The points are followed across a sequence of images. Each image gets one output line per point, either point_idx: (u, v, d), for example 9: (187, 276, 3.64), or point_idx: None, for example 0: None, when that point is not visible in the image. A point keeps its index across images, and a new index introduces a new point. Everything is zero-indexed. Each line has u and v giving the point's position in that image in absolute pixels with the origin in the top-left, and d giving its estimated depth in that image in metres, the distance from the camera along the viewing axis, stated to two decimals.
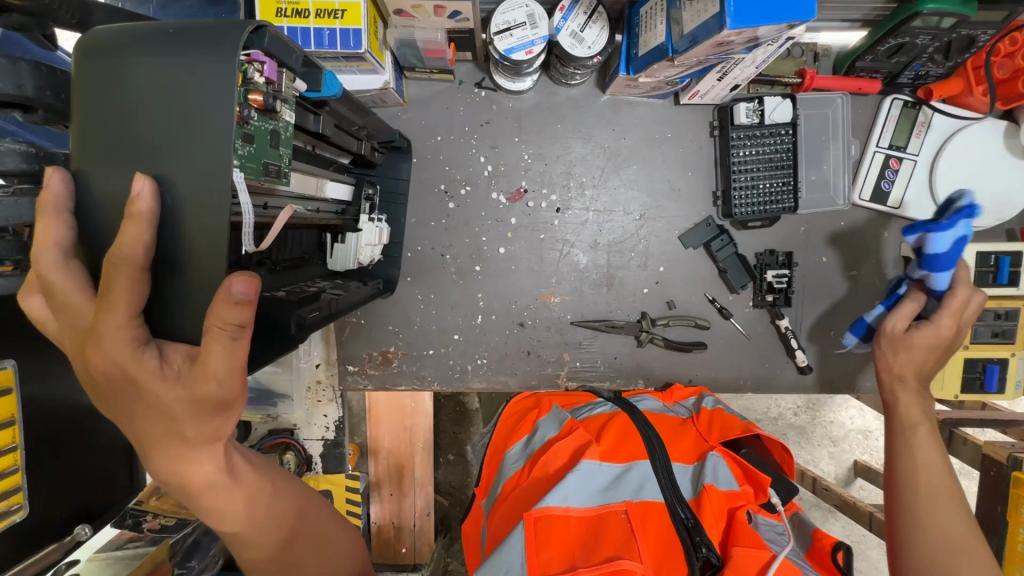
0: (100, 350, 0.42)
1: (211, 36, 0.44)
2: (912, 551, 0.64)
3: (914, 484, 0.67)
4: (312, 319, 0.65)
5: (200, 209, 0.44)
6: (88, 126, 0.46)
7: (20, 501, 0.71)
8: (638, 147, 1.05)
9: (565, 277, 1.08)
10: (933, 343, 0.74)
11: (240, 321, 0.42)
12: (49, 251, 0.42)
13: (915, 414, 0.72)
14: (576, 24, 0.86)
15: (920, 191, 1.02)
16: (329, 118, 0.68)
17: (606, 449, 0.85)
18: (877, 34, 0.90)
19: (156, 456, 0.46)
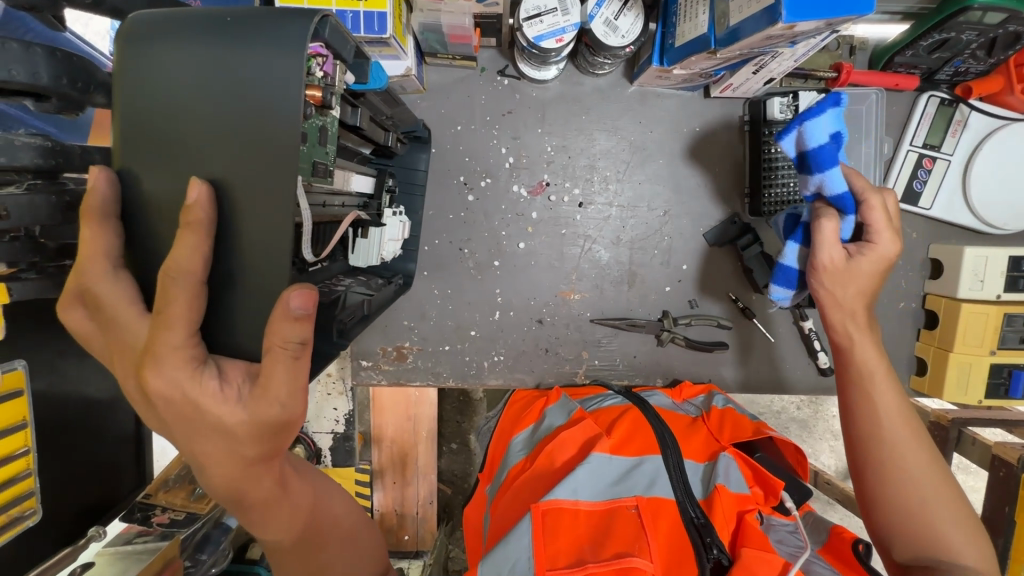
0: (159, 372, 0.40)
1: (266, 23, 0.41)
2: (886, 503, 0.65)
3: (878, 435, 0.67)
4: (347, 322, 0.68)
5: (250, 212, 0.42)
6: (128, 119, 0.43)
7: (33, 505, 0.69)
8: (664, 141, 1.02)
9: (585, 273, 1.05)
10: (877, 266, 0.69)
11: (303, 338, 0.40)
12: (96, 261, 0.41)
13: (866, 356, 0.70)
14: (610, 11, 0.82)
15: (951, 193, 1.00)
16: (365, 110, 0.66)
17: (617, 442, 0.83)
18: (921, 29, 0.86)
19: (213, 476, 0.44)
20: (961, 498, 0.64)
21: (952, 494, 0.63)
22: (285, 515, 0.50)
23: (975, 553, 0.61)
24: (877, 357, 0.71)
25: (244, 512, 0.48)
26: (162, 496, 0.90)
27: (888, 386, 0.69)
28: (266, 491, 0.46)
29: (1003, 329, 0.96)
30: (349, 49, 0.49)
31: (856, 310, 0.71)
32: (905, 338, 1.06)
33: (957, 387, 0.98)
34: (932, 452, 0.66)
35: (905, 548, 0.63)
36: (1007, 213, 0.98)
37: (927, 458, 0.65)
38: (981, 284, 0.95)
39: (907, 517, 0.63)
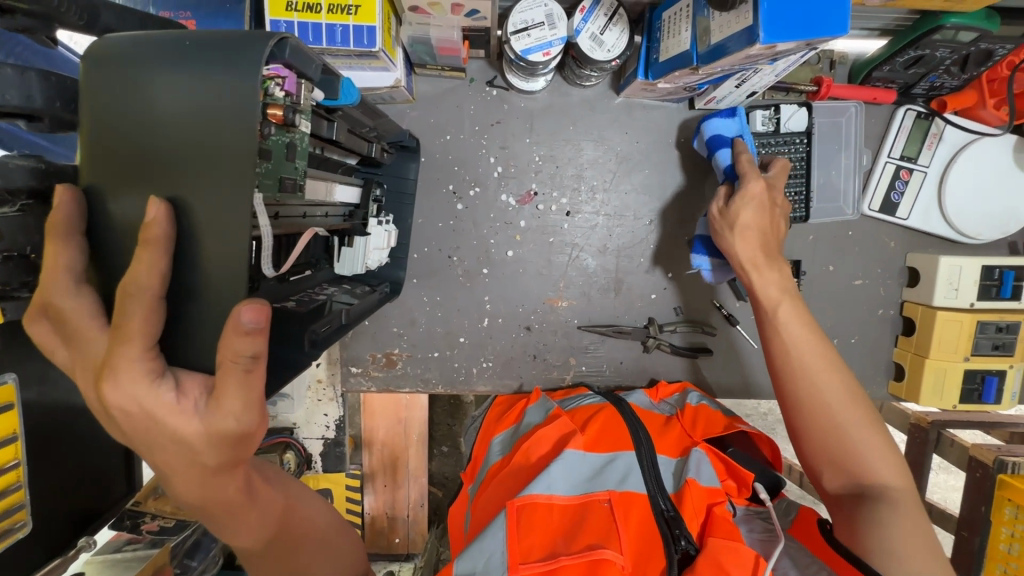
0: (117, 386, 0.42)
1: (233, 49, 0.43)
2: (803, 421, 0.74)
3: (787, 361, 0.76)
4: (322, 333, 0.67)
5: (210, 233, 0.44)
6: (101, 140, 0.45)
7: (24, 517, 0.70)
8: (650, 151, 1.04)
9: (573, 281, 1.07)
10: (753, 204, 0.85)
11: (254, 351, 0.42)
12: (59, 276, 0.43)
13: (776, 297, 0.80)
14: (596, 26, 0.83)
15: (927, 204, 1.03)
16: (342, 123, 0.67)
17: (590, 440, 0.87)
18: (897, 46, 0.88)
19: (177, 485, 0.47)
20: (873, 413, 0.72)
21: (856, 401, 0.72)
22: (256, 520, 0.54)
23: (885, 461, 0.68)
24: (785, 296, 0.80)
25: (212, 522, 0.51)
26: (151, 503, 0.94)
27: (797, 321, 0.78)
28: (233, 496, 0.50)
29: (977, 336, 0.99)
30: (313, 68, 0.51)
31: (755, 255, 0.84)
32: (884, 344, 1.09)
33: (932, 392, 1.02)
34: (841, 374, 0.74)
35: (828, 467, 0.71)
36: (982, 223, 1.01)
37: (834, 380, 0.73)
38: (955, 292, 0.98)
39: (819, 428, 0.72)
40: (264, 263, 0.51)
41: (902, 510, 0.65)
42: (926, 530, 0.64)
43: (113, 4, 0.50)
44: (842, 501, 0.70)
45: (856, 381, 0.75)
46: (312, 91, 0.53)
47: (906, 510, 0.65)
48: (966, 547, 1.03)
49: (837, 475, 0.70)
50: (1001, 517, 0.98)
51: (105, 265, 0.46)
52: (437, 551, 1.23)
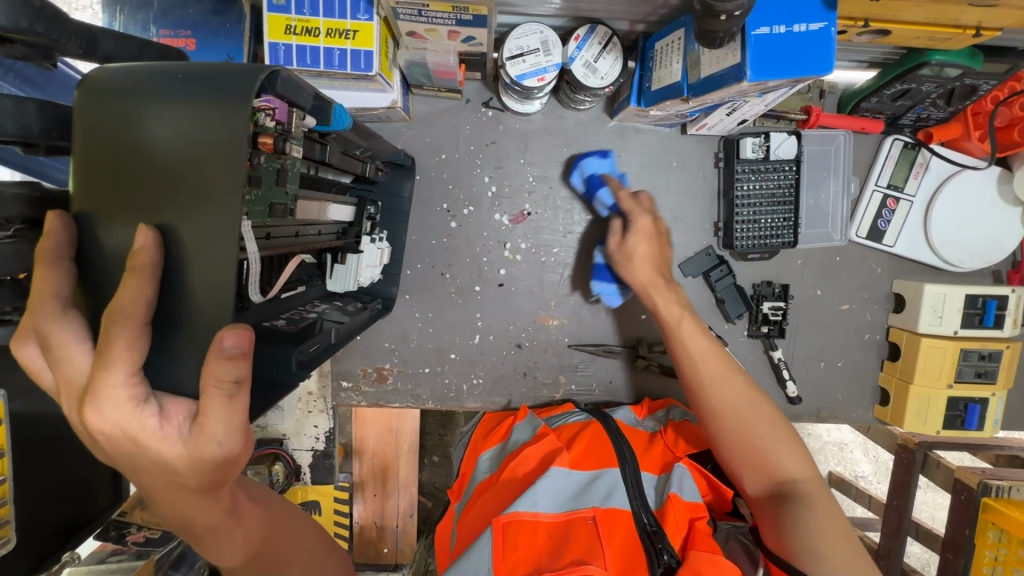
0: (99, 411, 0.42)
1: (227, 83, 0.45)
2: (715, 426, 0.78)
3: (696, 370, 0.82)
4: (312, 352, 0.65)
5: (194, 261, 0.45)
6: (97, 169, 0.46)
7: (7, 534, 0.71)
8: (643, 175, 1.05)
9: (564, 300, 1.08)
10: (647, 233, 0.94)
11: (237, 376, 0.44)
12: (46, 302, 0.43)
13: (677, 314, 0.87)
14: (590, 54, 0.84)
15: (913, 233, 1.05)
16: (334, 146, 0.69)
17: (576, 457, 0.87)
18: (884, 79, 0.90)
19: (163, 502, 0.48)
20: (774, 410, 0.78)
21: (760, 403, 0.77)
22: (240, 538, 0.55)
23: (793, 455, 0.73)
24: (684, 314, 0.87)
25: (195, 541, 0.53)
26: (138, 513, 0.95)
27: (697, 334, 0.85)
28: (214, 517, 0.51)
29: (960, 363, 1.00)
30: (308, 97, 0.53)
31: (653, 279, 0.92)
32: (870, 368, 1.11)
33: (916, 418, 1.02)
34: (738, 378, 0.81)
35: (746, 468, 0.75)
36: (965, 252, 1.03)
37: (734, 384, 0.80)
38: (939, 319, 1.00)
39: (729, 431, 0.77)
40: (251, 287, 0.52)
41: (814, 496, 0.68)
42: (836, 511, 0.68)
43: (112, 31, 0.51)
44: (764, 500, 0.73)
45: (754, 383, 0.82)
46: (304, 117, 0.55)
47: (818, 496, 0.69)
48: (951, 569, 1.04)
49: (755, 474, 0.74)
50: (985, 540, 0.99)
51: (95, 291, 0.46)
52: (426, 562, 1.24)
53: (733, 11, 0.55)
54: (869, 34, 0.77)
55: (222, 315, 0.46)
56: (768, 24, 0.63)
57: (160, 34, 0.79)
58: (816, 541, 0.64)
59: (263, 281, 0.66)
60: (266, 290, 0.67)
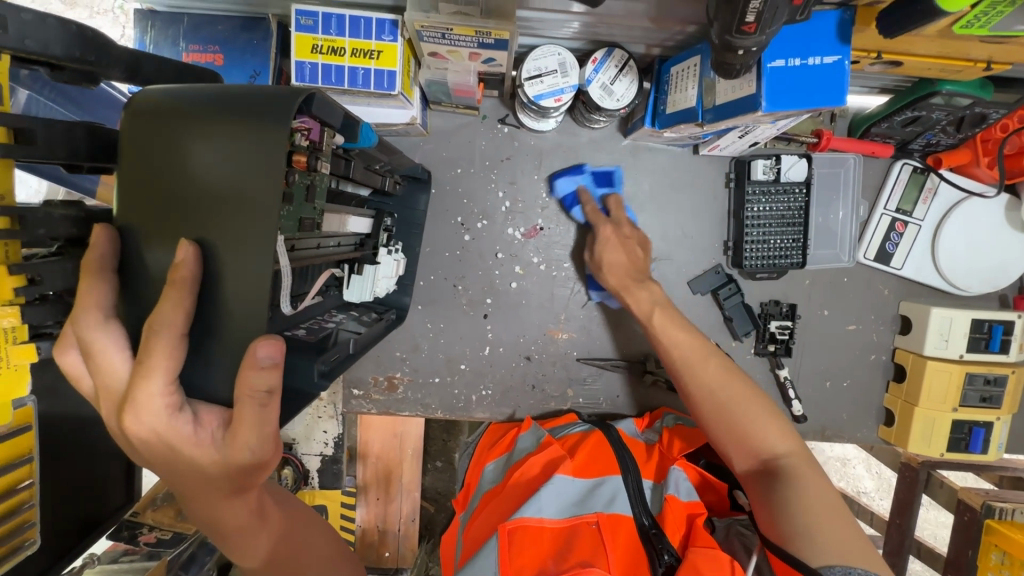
0: (137, 418, 0.45)
1: (265, 104, 0.46)
2: (701, 411, 0.82)
3: (675, 360, 0.86)
4: (331, 363, 0.66)
5: (231, 277, 0.46)
6: (142, 187, 0.47)
7: (34, 535, 0.68)
8: (654, 193, 1.07)
9: (574, 314, 1.10)
10: (610, 241, 0.97)
11: (268, 387, 0.45)
12: (89, 312, 0.45)
13: (647, 309, 0.91)
14: (607, 76, 0.86)
15: (921, 256, 1.06)
16: (358, 162, 0.70)
17: (579, 464, 0.89)
18: (896, 105, 0.91)
19: (195, 504, 0.51)
20: (754, 390, 0.81)
21: (739, 385, 0.81)
22: (263, 540, 0.57)
23: (774, 432, 0.76)
24: (655, 305, 0.91)
25: (222, 541, 0.55)
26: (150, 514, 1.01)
27: (672, 324, 0.88)
28: (242, 519, 0.54)
29: (965, 388, 1.01)
30: (338, 116, 0.54)
31: (625, 281, 0.95)
32: (876, 388, 1.12)
33: (921, 439, 1.03)
34: (719, 360, 0.84)
35: (735, 449, 0.78)
36: (972, 276, 1.05)
37: (715, 368, 0.83)
38: (945, 342, 1.01)
39: (716, 414, 0.80)
40: (283, 299, 0.53)
41: (803, 473, 0.71)
42: (826, 487, 0.70)
43: (152, 56, 0.53)
44: (755, 480, 0.74)
45: (735, 366, 0.85)
46: (334, 135, 0.56)
47: (806, 473, 0.71)
48: None
49: (742, 454, 0.77)
50: (987, 562, 1.00)
51: (133, 303, 0.48)
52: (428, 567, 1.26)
53: (749, 47, 0.56)
54: (882, 64, 0.78)
55: (249, 328, 0.46)
56: (783, 57, 0.65)
57: (190, 50, 0.82)
58: (807, 521, 0.65)
59: (294, 290, 0.67)
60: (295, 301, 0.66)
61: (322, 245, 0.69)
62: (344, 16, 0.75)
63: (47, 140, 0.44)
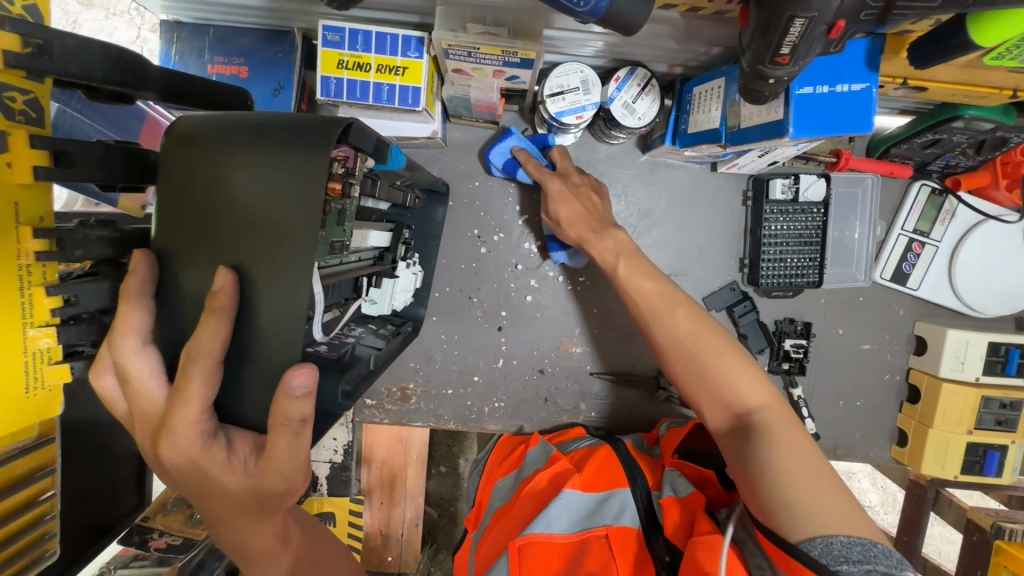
0: (174, 444, 0.46)
1: (308, 135, 0.46)
2: (673, 364, 0.81)
3: (643, 311, 0.85)
4: (354, 382, 0.66)
5: (266, 306, 0.46)
6: (182, 216, 0.48)
7: (54, 545, 0.69)
8: (671, 209, 1.07)
9: (588, 328, 1.10)
10: (563, 192, 0.93)
11: (303, 414, 0.45)
12: (128, 337, 0.45)
13: (613, 261, 0.89)
14: (629, 95, 0.86)
15: (937, 277, 1.06)
16: (383, 179, 0.71)
17: (586, 479, 0.87)
18: (916, 127, 0.90)
19: (225, 527, 0.52)
20: (726, 339, 0.79)
21: (709, 335, 0.79)
22: (288, 559, 0.58)
23: (744, 382, 0.74)
24: (620, 254, 0.89)
25: (246, 562, 0.56)
26: (159, 519, 1.00)
27: (641, 275, 0.86)
28: (268, 539, 0.55)
29: (980, 411, 1.01)
30: (371, 142, 0.53)
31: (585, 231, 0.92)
32: (889, 408, 1.12)
33: (934, 462, 1.03)
34: (688, 310, 0.82)
35: (708, 404, 0.76)
36: (987, 298, 1.05)
37: (683, 319, 0.81)
38: (961, 364, 1.01)
39: (687, 367, 0.79)
40: (315, 323, 0.53)
41: (773, 424, 0.69)
42: (798, 437, 0.68)
43: (189, 77, 0.53)
44: (728, 435, 0.73)
45: (705, 315, 0.83)
46: (365, 160, 0.56)
47: (777, 424, 0.69)
48: None
49: (714, 407, 0.76)
50: None
51: (167, 326, 0.48)
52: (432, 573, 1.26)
53: (782, 76, 0.56)
54: (906, 89, 0.78)
55: (281, 355, 0.46)
56: (812, 84, 0.65)
57: (214, 62, 0.83)
58: (773, 472, 0.64)
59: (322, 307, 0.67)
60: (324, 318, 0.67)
61: (344, 261, 0.68)
62: (370, 32, 0.75)
63: (86, 161, 0.44)
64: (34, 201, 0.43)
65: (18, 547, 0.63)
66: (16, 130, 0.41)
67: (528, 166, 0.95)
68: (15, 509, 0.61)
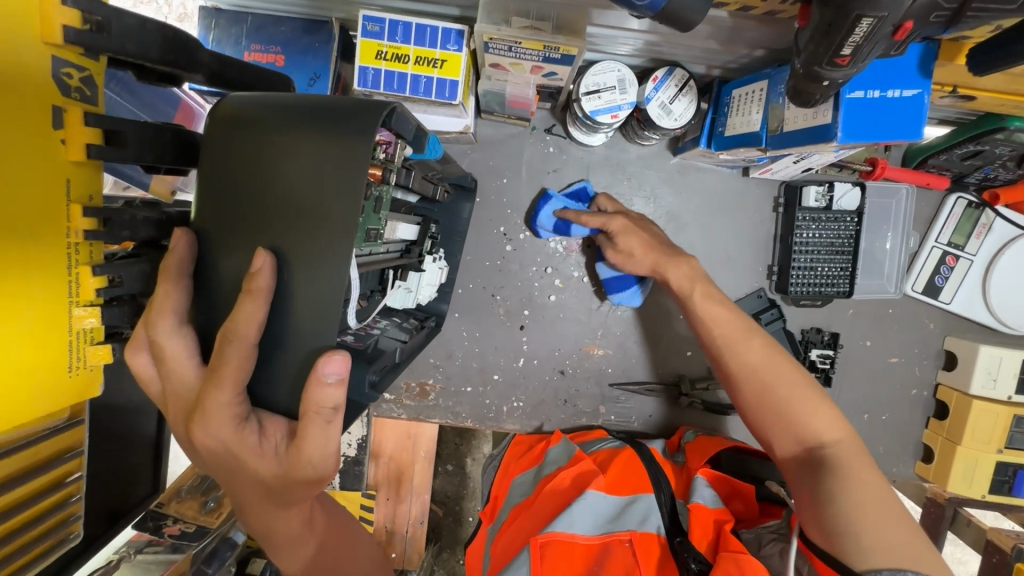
0: (206, 426, 0.44)
1: (353, 114, 0.44)
2: (741, 392, 0.78)
3: (712, 335, 0.82)
4: (383, 374, 0.65)
5: (305, 292, 0.44)
6: (223, 200, 0.47)
7: (77, 527, 0.69)
8: (700, 213, 1.05)
9: (611, 330, 1.09)
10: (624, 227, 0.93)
11: (335, 403, 0.44)
12: (164, 317, 0.44)
13: (687, 286, 0.87)
14: (666, 95, 0.85)
15: (971, 292, 1.04)
16: (418, 169, 0.69)
17: (612, 480, 0.87)
18: (957, 138, 0.88)
19: (251, 513, 0.51)
20: (799, 369, 0.76)
21: (786, 366, 0.76)
22: (310, 548, 0.58)
23: (821, 418, 0.71)
24: (696, 281, 0.86)
25: (269, 546, 0.56)
26: (173, 506, 0.98)
27: (713, 300, 0.84)
28: (293, 527, 0.54)
29: (1012, 430, 0.98)
30: (412, 129, 0.51)
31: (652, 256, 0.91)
32: (914, 422, 1.10)
33: (961, 479, 1.00)
34: (761, 340, 0.79)
35: (778, 435, 0.74)
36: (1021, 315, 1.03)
37: (756, 350, 0.78)
38: (993, 382, 0.98)
39: (757, 396, 0.76)
40: (348, 311, 0.51)
41: (849, 463, 0.66)
42: (874, 477, 0.65)
43: (236, 63, 0.53)
44: (796, 468, 0.71)
45: (778, 344, 0.80)
46: (405, 148, 0.53)
47: (854, 464, 0.66)
48: None
49: (785, 441, 0.73)
50: None
51: (205, 310, 0.47)
52: None
53: (837, 79, 0.54)
54: (953, 97, 0.76)
55: (317, 340, 0.45)
56: (863, 88, 0.63)
57: (252, 49, 0.82)
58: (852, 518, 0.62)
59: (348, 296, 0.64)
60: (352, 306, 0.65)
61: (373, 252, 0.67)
62: (410, 23, 0.75)
63: (137, 142, 0.44)
64: (85, 179, 0.43)
65: (44, 527, 0.63)
66: (73, 107, 0.41)
67: (578, 218, 0.96)
68: (43, 489, 0.61)
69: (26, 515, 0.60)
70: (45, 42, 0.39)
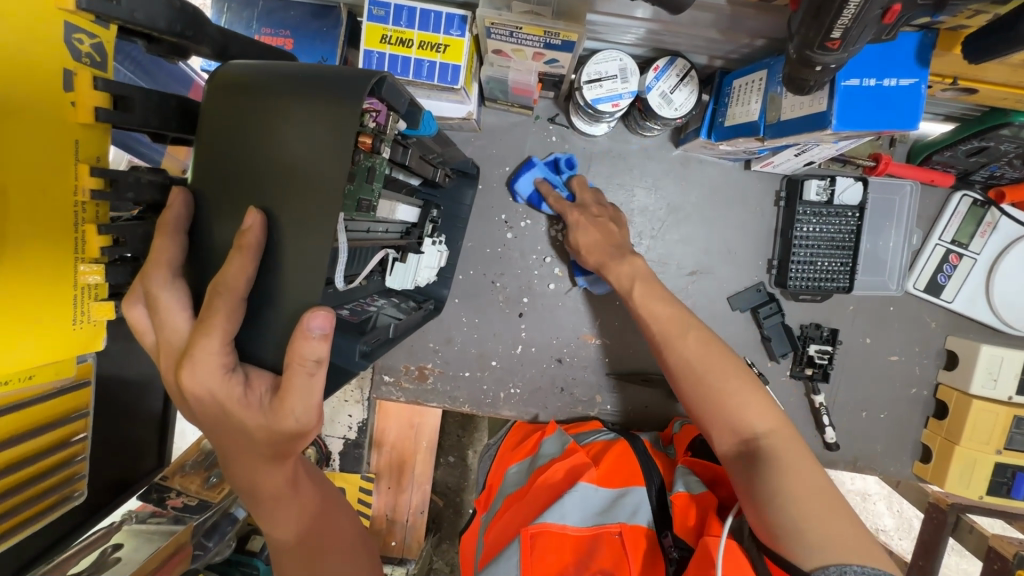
0: (194, 375, 0.46)
1: (350, 84, 0.46)
2: (682, 386, 0.80)
3: (654, 331, 0.85)
4: (375, 347, 0.67)
5: (295, 252, 0.46)
6: (221, 161, 0.48)
7: (80, 486, 0.71)
8: (701, 205, 1.06)
9: (609, 320, 1.09)
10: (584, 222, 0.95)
11: (317, 356, 0.45)
12: (159, 270, 0.46)
13: (628, 285, 0.89)
14: (667, 85, 0.86)
15: (974, 291, 1.03)
16: (415, 149, 0.70)
17: (602, 474, 0.87)
18: (962, 133, 0.88)
19: (240, 467, 0.53)
20: (734, 361, 0.78)
21: (723, 358, 0.78)
22: (296, 508, 0.59)
23: (757, 408, 0.72)
24: (635, 280, 0.89)
25: (257, 504, 0.58)
26: (177, 479, 1.00)
27: (652, 299, 0.86)
28: (278, 484, 0.56)
29: (1011, 430, 0.97)
30: (404, 103, 0.53)
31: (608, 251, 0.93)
32: (913, 421, 1.09)
33: (959, 479, 0.99)
34: (698, 334, 0.81)
35: (717, 428, 0.74)
36: None
37: (694, 343, 0.80)
38: (994, 382, 0.97)
39: (695, 387, 0.77)
40: (338, 274, 0.52)
41: (785, 452, 0.67)
42: (808, 465, 0.66)
43: (241, 40, 0.55)
44: (735, 461, 0.71)
45: (714, 337, 0.82)
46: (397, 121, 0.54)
47: (788, 452, 0.67)
48: None
49: (724, 435, 0.73)
50: None
51: (203, 267, 0.49)
52: None
53: (829, 63, 0.55)
54: (955, 90, 0.76)
55: (306, 298, 0.47)
56: (858, 75, 0.64)
57: (262, 32, 0.85)
58: (790, 511, 0.62)
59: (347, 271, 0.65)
60: (348, 281, 0.67)
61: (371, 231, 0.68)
62: (415, 8, 0.76)
63: (143, 108, 0.46)
64: (94, 142, 0.45)
65: (50, 483, 0.66)
66: (82, 71, 0.43)
67: (549, 199, 0.99)
68: (49, 446, 0.63)
69: (32, 470, 0.62)
70: (60, 7, 0.41)
